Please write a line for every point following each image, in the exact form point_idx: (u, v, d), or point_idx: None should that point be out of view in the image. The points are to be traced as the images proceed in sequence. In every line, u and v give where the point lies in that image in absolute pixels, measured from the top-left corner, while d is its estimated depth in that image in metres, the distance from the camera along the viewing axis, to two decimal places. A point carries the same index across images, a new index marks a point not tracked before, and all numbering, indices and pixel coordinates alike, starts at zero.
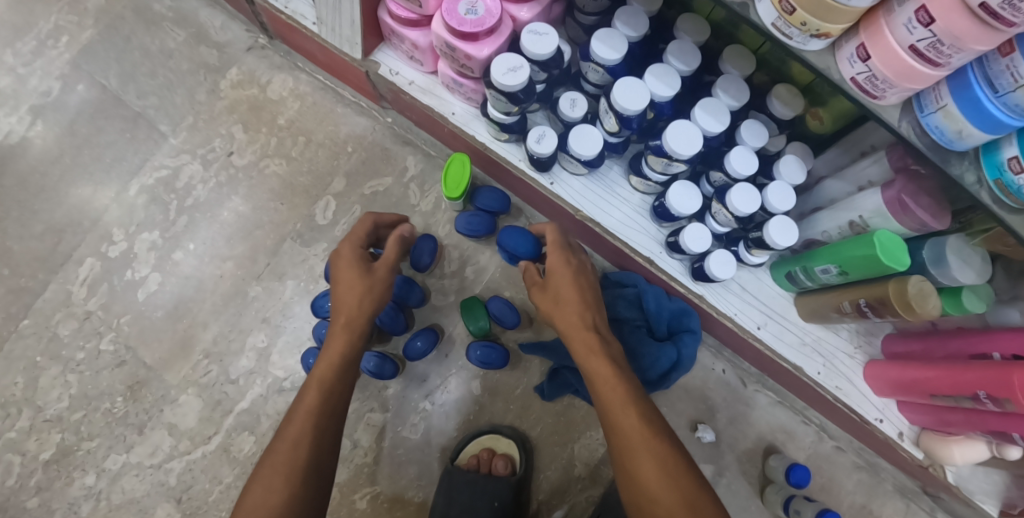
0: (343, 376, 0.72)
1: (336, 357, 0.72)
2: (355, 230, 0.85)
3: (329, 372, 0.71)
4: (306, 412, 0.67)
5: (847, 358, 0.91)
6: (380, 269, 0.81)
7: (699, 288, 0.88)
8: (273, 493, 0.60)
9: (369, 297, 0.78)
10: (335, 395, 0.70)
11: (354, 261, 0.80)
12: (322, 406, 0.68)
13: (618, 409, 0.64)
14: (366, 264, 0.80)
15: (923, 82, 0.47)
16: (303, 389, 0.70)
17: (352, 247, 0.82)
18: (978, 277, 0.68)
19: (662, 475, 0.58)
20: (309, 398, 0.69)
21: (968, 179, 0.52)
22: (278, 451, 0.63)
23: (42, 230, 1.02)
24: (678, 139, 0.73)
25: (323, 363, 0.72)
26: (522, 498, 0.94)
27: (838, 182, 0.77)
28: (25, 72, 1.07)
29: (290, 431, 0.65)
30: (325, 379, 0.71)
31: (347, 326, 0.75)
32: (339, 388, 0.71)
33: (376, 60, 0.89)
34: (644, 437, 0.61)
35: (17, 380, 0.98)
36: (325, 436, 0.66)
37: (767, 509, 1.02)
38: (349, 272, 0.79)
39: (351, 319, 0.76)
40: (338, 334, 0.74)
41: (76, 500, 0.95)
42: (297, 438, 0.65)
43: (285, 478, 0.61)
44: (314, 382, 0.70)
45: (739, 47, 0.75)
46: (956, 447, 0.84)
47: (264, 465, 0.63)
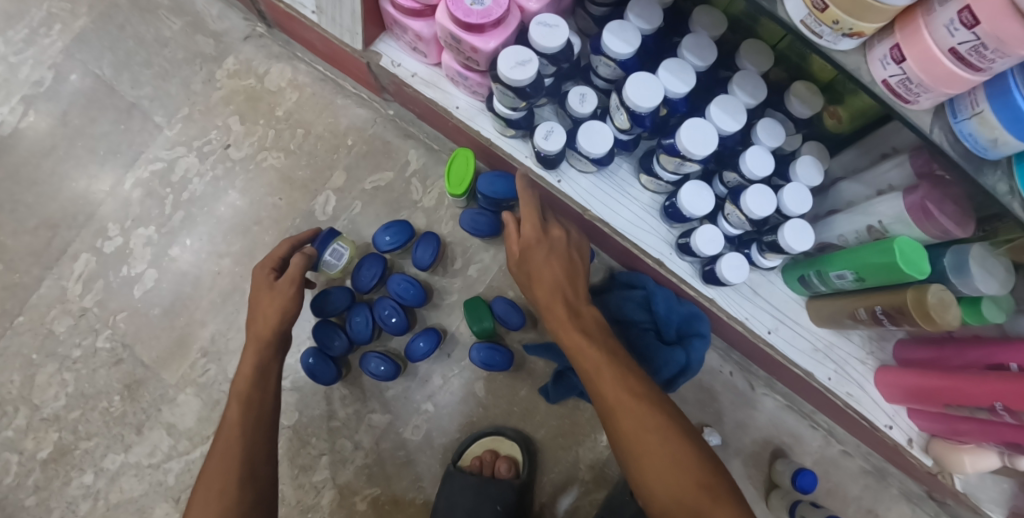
0: (261, 387, 0.74)
1: (249, 372, 0.75)
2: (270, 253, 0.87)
3: (245, 387, 0.74)
4: (228, 430, 0.69)
5: (858, 364, 0.89)
6: (282, 285, 0.81)
7: (710, 292, 0.85)
8: (211, 504, 0.63)
9: (271, 313, 0.79)
10: (255, 406, 0.72)
11: (261, 281, 0.83)
12: (243, 420, 0.70)
13: (607, 382, 0.65)
14: (271, 281, 0.83)
15: (961, 87, 0.44)
16: (226, 408, 0.73)
17: (264, 268, 0.85)
18: (1000, 288, 0.65)
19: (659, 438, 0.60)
20: (232, 415, 0.71)
21: (999, 189, 0.50)
22: (209, 469, 0.66)
23: (36, 224, 1.00)
24: (692, 139, 0.70)
25: (240, 380, 0.75)
26: (525, 501, 0.92)
27: (856, 185, 0.75)
28: (17, 61, 1.04)
29: (217, 447, 0.68)
30: (242, 396, 0.73)
31: (256, 340, 0.78)
32: (259, 400, 0.73)
33: (377, 51, 0.86)
34: (633, 405, 0.63)
35: (13, 378, 0.96)
36: (255, 443, 0.69)
37: (772, 513, 1.01)
38: (259, 292, 0.82)
39: (265, 335, 0.78)
40: (248, 353, 0.77)
41: (74, 499, 0.94)
42: (224, 451, 0.67)
43: (222, 489, 0.64)
44: (234, 400, 0.73)
45: (757, 41, 0.72)
46: (967, 455, 0.82)
47: (202, 482, 0.65)
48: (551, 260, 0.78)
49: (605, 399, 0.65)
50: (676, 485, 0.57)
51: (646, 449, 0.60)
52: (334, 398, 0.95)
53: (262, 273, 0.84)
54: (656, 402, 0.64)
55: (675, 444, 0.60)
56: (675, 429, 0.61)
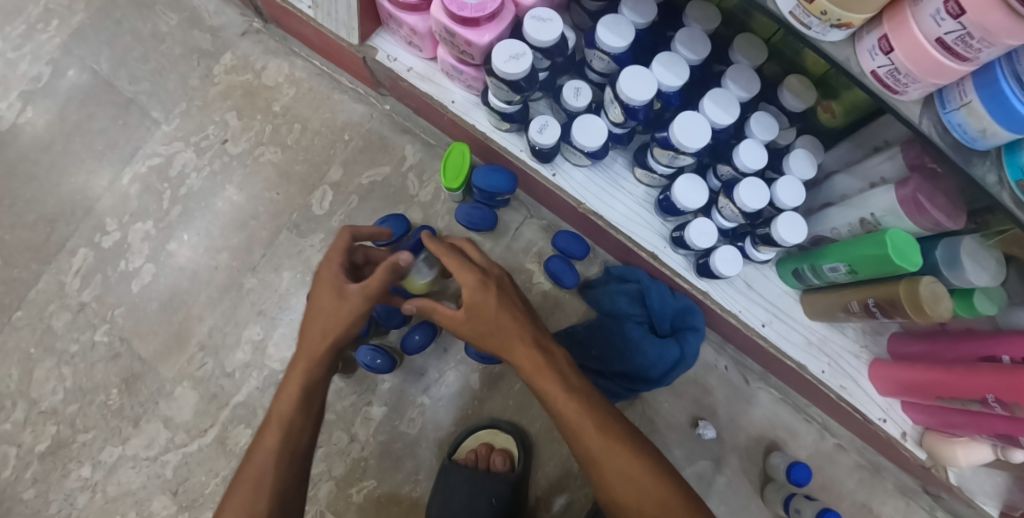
0: (306, 412, 0.70)
1: (295, 391, 0.70)
2: (340, 243, 0.76)
3: (287, 406, 0.70)
4: (262, 456, 0.67)
5: (852, 358, 0.89)
6: (355, 297, 0.71)
7: (704, 284, 0.86)
8: None
9: (333, 327, 0.71)
10: (295, 435, 0.69)
11: (329, 282, 0.73)
12: (279, 449, 0.68)
13: (592, 445, 0.63)
14: (341, 285, 0.72)
15: (948, 77, 0.45)
16: (264, 425, 0.69)
17: (333, 263, 0.75)
18: (992, 280, 0.66)
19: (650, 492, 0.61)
20: (268, 437, 0.68)
21: (988, 179, 0.50)
22: (238, 493, 0.65)
23: (34, 219, 1.00)
24: (685, 132, 0.70)
25: (283, 398, 0.70)
26: (521, 495, 0.93)
27: (848, 178, 0.75)
28: (15, 56, 1.04)
29: (249, 472, 0.66)
30: (283, 419, 0.69)
31: (312, 356, 0.71)
32: (299, 427, 0.70)
33: (373, 46, 0.86)
34: (623, 466, 0.62)
35: (11, 373, 0.96)
36: (288, 474, 0.67)
37: (766, 507, 1.01)
38: (323, 293, 0.72)
39: (319, 352, 0.71)
40: (299, 365, 0.71)
41: (72, 492, 0.94)
42: (257, 478, 0.65)
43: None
44: (273, 421, 0.69)
45: (750, 35, 0.72)
46: (960, 448, 0.82)
47: (228, 502, 0.65)
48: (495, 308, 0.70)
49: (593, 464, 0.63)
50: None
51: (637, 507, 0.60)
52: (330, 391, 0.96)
53: (332, 268, 0.74)
54: (638, 452, 0.63)
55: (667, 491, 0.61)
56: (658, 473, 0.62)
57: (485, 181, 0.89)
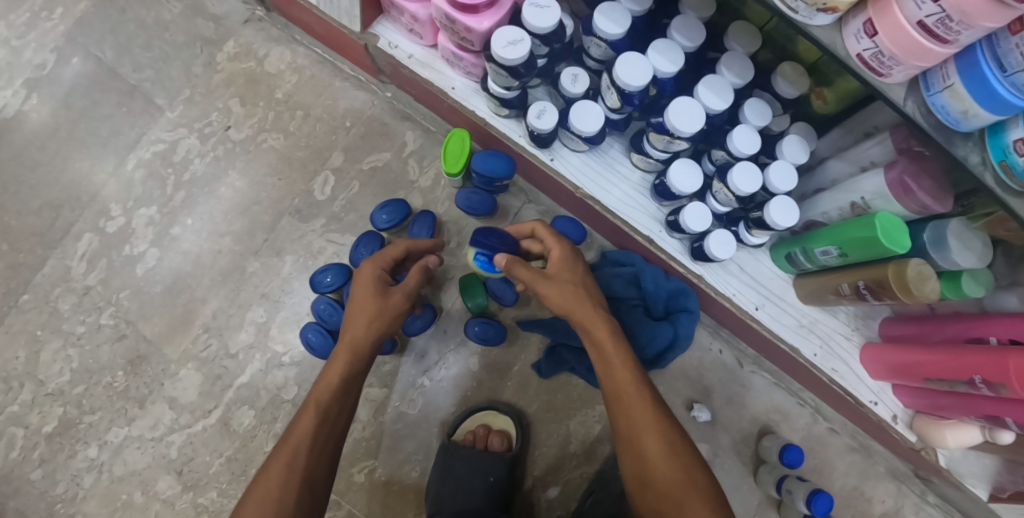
0: (341, 402, 0.72)
1: (335, 381, 0.72)
2: (381, 253, 0.82)
3: (326, 394, 0.71)
4: (299, 437, 0.67)
5: (844, 341, 0.91)
6: (398, 296, 0.79)
7: (698, 268, 0.88)
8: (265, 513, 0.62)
9: (380, 322, 0.76)
10: (329, 420, 0.70)
11: (369, 284, 0.78)
12: (314, 433, 0.68)
13: (635, 412, 0.67)
14: (384, 288, 0.79)
15: (931, 60, 0.46)
16: (299, 411, 0.70)
17: (373, 267, 0.80)
18: (977, 262, 0.67)
19: (673, 466, 0.63)
20: (304, 422, 0.69)
21: (972, 159, 0.52)
22: (270, 474, 0.64)
23: (40, 205, 1.02)
24: (680, 116, 0.72)
25: (321, 386, 0.72)
26: (518, 474, 0.95)
27: (840, 163, 0.76)
28: (20, 44, 1.05)
29: (283, 453, 0.66)
30: (321, 406, 0.70)
31: (353, 349, 0.74)
32: (336, 415, 0.71)
33: (375, 34, 0.88)
34: (655, 436, 0.65)
35: (18, 355, 0.98)
36: (320, 460, 0.68)
37: (759, 488, 1.03)
38: (366, 292, 0.77)
39: (358, 344, 0.75)
40: (339, 357, 0.74)
41: (78, 472, 0.96)
42: (290, 458, 0.66)
43: (280, 500, 0.63)
44: (310, 408, 0.70)
45: (744, 23, 0.74)
46: (949, 431, 0.84)
47: (258, 483, 0.64)
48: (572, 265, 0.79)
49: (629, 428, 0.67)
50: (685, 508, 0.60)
51: (654, 490, 0.63)
52: None
53: (373, 271, 0.80)
54: (671, 429, 0.66)
55: (688, 469, 0.63)
56: (683, 468, 0.63)
57: (484, 166, 0.90)
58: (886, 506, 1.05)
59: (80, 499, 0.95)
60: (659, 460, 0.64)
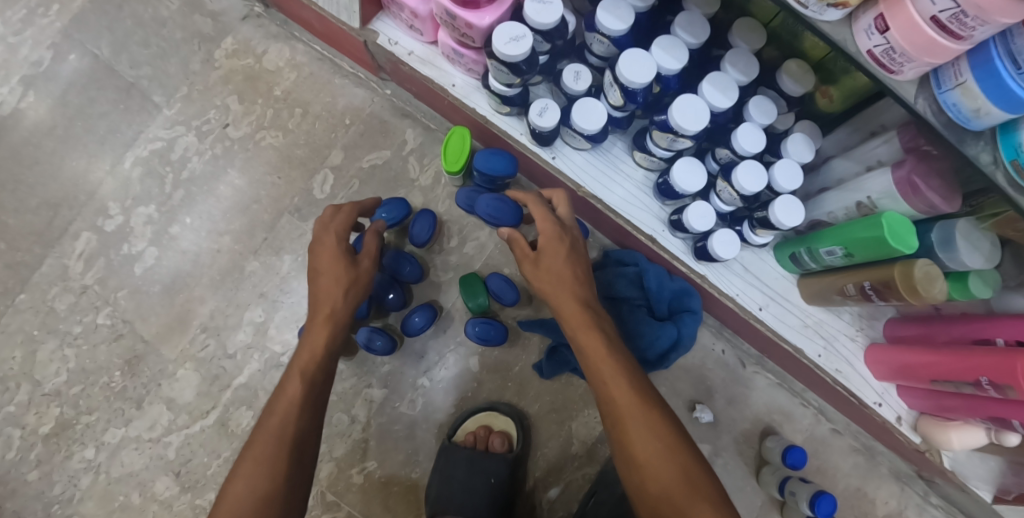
0: (325, 370, 0.74)
1: (319, 348, 0.74)
2: (335, 220, 0.83)
3: (310, 361, 0.73)
4: (288, 402, 0.68)
5: (848, 341, 0.90)
6: (365, 263, 0.82)
7: (702, 268, 0.87)
8: (257, 479, 0.62)
9: (355, 290, 0.80)
10: (315, 390, 0.71)
11: (333, 254, 0.79)
12: (304, 397, 0.69)
13: (626, 413, 0.63)
14: (351, 257, 0.81)
15: (943, 56, 0.45)
16: (285, 378, 0.72)
17: (330, 235, 0.81)
18: (985, 262, 0.66)
19: (672, 466, 0.60)
20: (292, 387, 0.70)
21: (983, 159, 0.50)
22: (260, 443, 0.64)
23: (37, 203, 1.01)
24: (684, 114, 0.71)
25: (304, 354, 0.74)
26: (519, 475, 0.94)
27: (846, 162, 0.75)
28: (16, 41, 1.04)
29: (273, 419, 0.67)
30: (307, 372, 0.72)
31: (331, 316, 0.77)
32: (321, 381, 0.73)
33: (375, 30, 0.87)
34: (647, 436, 0.62)
35: (15, 355, 0.97)
36: (310, 426, 0.69)
37: (761, 489, 1.02)
38: (334, 262, 0.79)
39: (335, 311, 0.77)
40: (319, 326, 0.76)
41: (75, 473, 0.95)
42: (279, 429, 0.66)
43: (272, 466, 0.63)
44: (296, 375, 0.72)
45: (749, 19, 0.73)
46: (954, 432, 0.83)
47: (249, 450, 0.65)
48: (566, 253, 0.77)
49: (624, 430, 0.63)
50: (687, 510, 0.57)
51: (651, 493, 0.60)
52: None
53: (336, 240, 0.81)
54: (664, 428, 0.63)
55: (685, 467, 0.60)
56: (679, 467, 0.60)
57: (485, 166, 0.89)
58: (890, 508, 1.04)
59: (77, 501, 0.94)
60: (656, 461, 0.61)
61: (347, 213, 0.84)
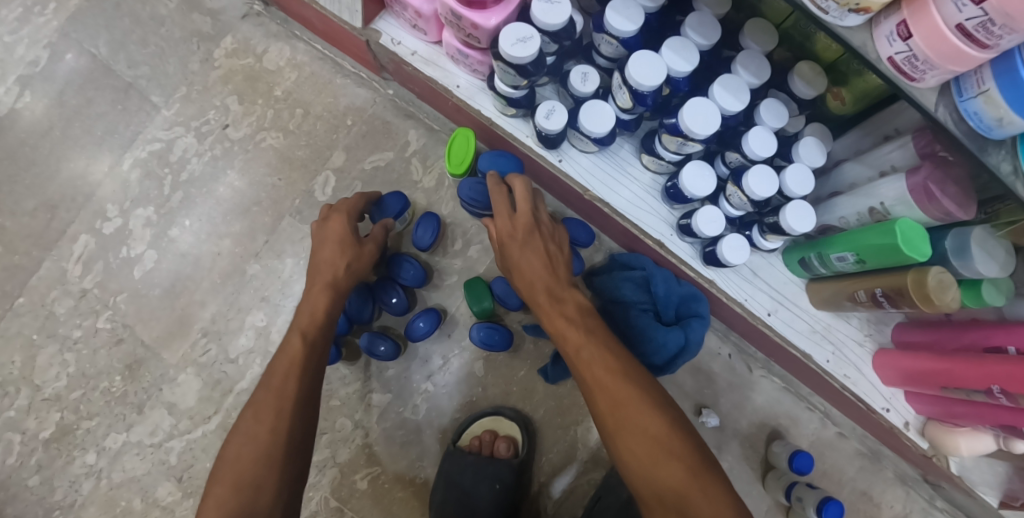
0: (325, 332, 0.76)
1: (318, 312, 0.77)
2: (348, 202, 0.88)
3: (310, 323, 0.76)
4: (288, 361, 0.70)
5: (857, 346, 0.89)
6: (368, 246, 0.86)
7: (709, 273, 0.86)
8: (258, 433, 0.64)
9: (355, 268, 0.84)
10: (316, 349, 0.73)
11: (343, 230, 0.84)
12: (304, 356, 0.71)
13: (608, 407, 0.62)
14: (357, 238, 0.85)
15: (967, 65, 0.44)
16: (286, 340, 0.74)
17: (341, 214, 0.86)
18: (1000, 271, 0.65)
19: (670, 465, 0.58)
20: (293, 348, 0.72)
21: (1003, 169, 0.49)
22: (261, 400, 0.66)
23: (34, 206, 0.99)
24: (694, 118, 0.69)
25: (303, 317, 0.77)
26: (524, 480, 0.94)
27: (858, 166, 0.74)
28: (12, 40, 1.02)
29: (275, 377, 0.69)
30: (306, 333, 0.74)
31: (330, 285, 0.80)
32: (321, 342, 0.75)
33: (377, 29, 0.85)
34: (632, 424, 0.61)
35: (14, 359, 0.96)
36: (311, 384, 0.70)
37: (768, 493, 1.02)
38: (339, 241, 0.84)
39: (334, 281, 0.81)
40: (318, 292, 0.79)
41: (77, 479, 0.94)
42: (280, 385, 0.68)
43: (273, 421, 0.65)
44: (296, 336, 0.74)
45: (761, 20, 0.71)
46: (963, 438, 0.82)
47: (250, 409, 0.66)
48: (530, 261, 0.75)
49: (613, 439, 0.62)
50: (691, 509, 0.55)
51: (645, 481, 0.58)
52: (334, 377, 0.95)
53: (344, 221, 0.86)
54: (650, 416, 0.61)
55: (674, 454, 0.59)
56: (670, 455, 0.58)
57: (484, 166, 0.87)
58: (896, 511, 1.04)
59: (79, 506, 0.94)
60: (648, 463, 0.58)
61: (357, 198, 0.90)
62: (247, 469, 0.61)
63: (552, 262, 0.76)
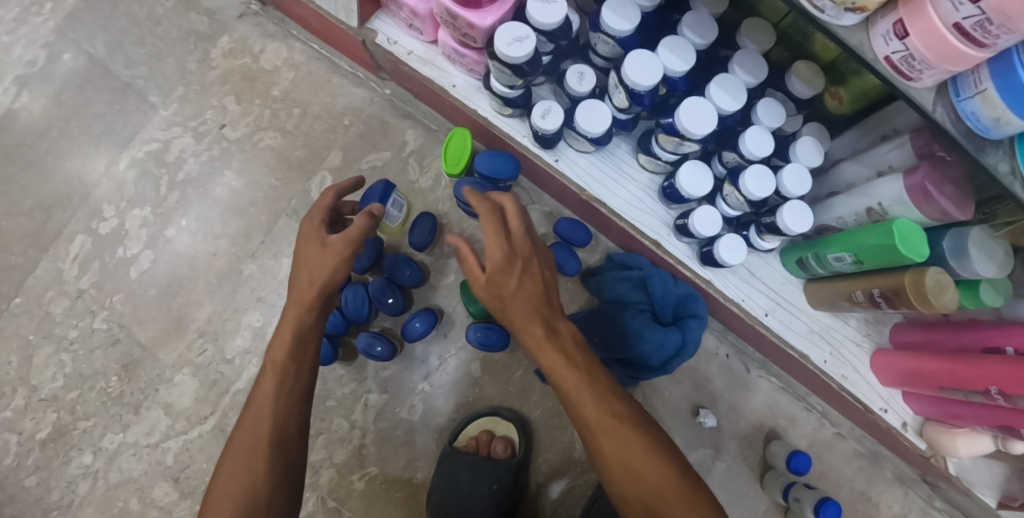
0: (298, 360, 0.69)
1: (287, 338, 0.69)
2: (319, 201, 0.78)
3: (280, 354, 0.68)
4: (260, 400, 0.65)
5: (854, 347, 0.89)
6: (336, 244, 0.72)
7: (707, 273, 0.86)
8: (238, 475, 0.61)
9: (321, 273, 0.71)
10: (289, 379, 0.67)
11: (307, 234, 0.74)
12: (277, 391, 0.66)
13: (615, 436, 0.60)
14: (321, 237, 0.73)
15: (965, 65, 0.43)
16: (260, 375, 0.68)
17: (313, 220, 0.76)
18: (999, 271, 0.65)
19: (684, 507, 0.58)
20: (265, 383, 0.67)
21: (1001, 169, 0.49)
22: (238, 441, 0.63)
23: (31, 206, 0.99)
24: (691, 117, 0.69)
25: (275, 346, 0.69)
26: (522, 481, 0.94)
27: (856, 166, 0.73)
28: (9, 40, 1.02)
29: (249, 415, 0.65)
30: (276, 365, 0.67)
31: (299, 303, 0.70)
32: (295, 372, 0.68)
33: (373, 29, 0.85)
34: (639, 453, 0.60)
35: (11, 360, 0.96)
36: (289, 418, 0.66)
37: (765, 494, 1.02)
38: (305, 248, 0.73)
39: (302, 298, 0.70)
40: (287, 316, 0.71)
41: (73, 479, 0.94)
42: (255, 424, 0.64)
43: (250, 465, 0.62)
44: (268, 370, 0.68)
45: (758, 20, 0.71)
46: (961, 439, 0.82)
47: (228, 451, 0.64)
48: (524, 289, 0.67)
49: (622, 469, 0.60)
50: None
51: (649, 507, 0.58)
52: (330, 378, 0.95)
53: (312, 225, 0.75)
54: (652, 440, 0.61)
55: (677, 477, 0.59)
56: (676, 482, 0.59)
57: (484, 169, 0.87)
58: (894, 512, 1.04)
59: (76, 507, 0.94)
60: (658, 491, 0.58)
61: (329, 196, 0.79)
62: (227, 517, 0.59)
63: (547, 290, 0.68)
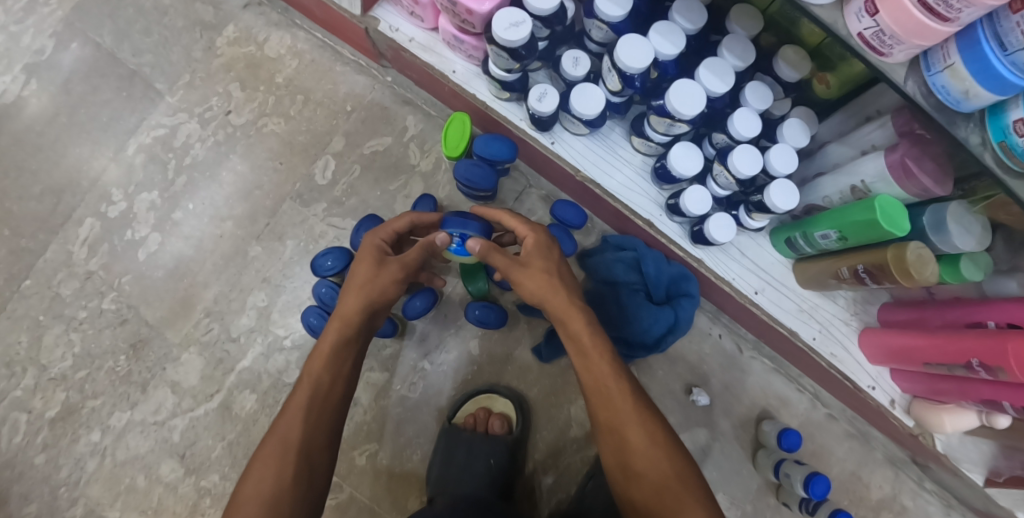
0: (334, 373, 0.71)
1: (327, 351, 0.72)
2: (390, 221, 0.82)
3: (318, 364, 0.71)
4: (293, 410, 0.67)
5: (842, 325, 0.91)
6: (393, 266, 0.77)
7: (698, 252, 0.89)
8: (266, 479, 0.63)
9: (369, 292, 0.75)
10: (323, 394, 0.69)
11: (369, 251, 0.78)
12: (311, 401, 0.68)
13: (620, 413, 0.68)
14: (381, 257, 0.78)
15: (932, 39, 0.46)
16: (294, 386, 0.70)
17: (375, 238, 0.80)
18: (977, 245, 0.67)
19: (675, 484, 0.64)
20: (300, 393, 0.69)
21: (972, 140, 0.52)
22: (267, 446, 0.65)
23: (41, 191, 1.02)
24: (681, 99, 0.72)
25: (315, 357, 0.72)
26: (520, 457, 0.96)
27: (841, 147, 0.76)
28: (18, 30, 1.05)
29: (281, 423, 0.67)
30: (314, 377, 0.70)
31: (343, 318, 0.74)
32: (328, 385, 0.70)
33: (376, 17, 0.88)
34: (640, 430, 0.67)
35: (20, 339, 0.98)
36: (318, 428, 0.67)
37: (758, 473, 1.04)
38: (363, 262, 0.77)
39: (348, 314, 0.74)
40: (331, 327, 0.74)
41: (82, 456, 0.97)
42: (285, 433, 0.66)
43: (278, 473, 0.63)
44: (304, 381, 0.70)
45: (747, 6, 0.74)
46: (947, 415, 0.84)
47: (258, 457, 0.65)
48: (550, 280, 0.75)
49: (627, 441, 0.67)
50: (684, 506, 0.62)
51: (643, 480, 0.65)
52: None
53: (373, 241, 0.80)
54: (654, 422, 0.68)
55: (672, 459, 0.66)
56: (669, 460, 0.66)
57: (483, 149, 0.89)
58: (884, 492, 1.06)
59: (84, 483, 0.96)
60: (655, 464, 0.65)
61: (399, 221, 0.83)
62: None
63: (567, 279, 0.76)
